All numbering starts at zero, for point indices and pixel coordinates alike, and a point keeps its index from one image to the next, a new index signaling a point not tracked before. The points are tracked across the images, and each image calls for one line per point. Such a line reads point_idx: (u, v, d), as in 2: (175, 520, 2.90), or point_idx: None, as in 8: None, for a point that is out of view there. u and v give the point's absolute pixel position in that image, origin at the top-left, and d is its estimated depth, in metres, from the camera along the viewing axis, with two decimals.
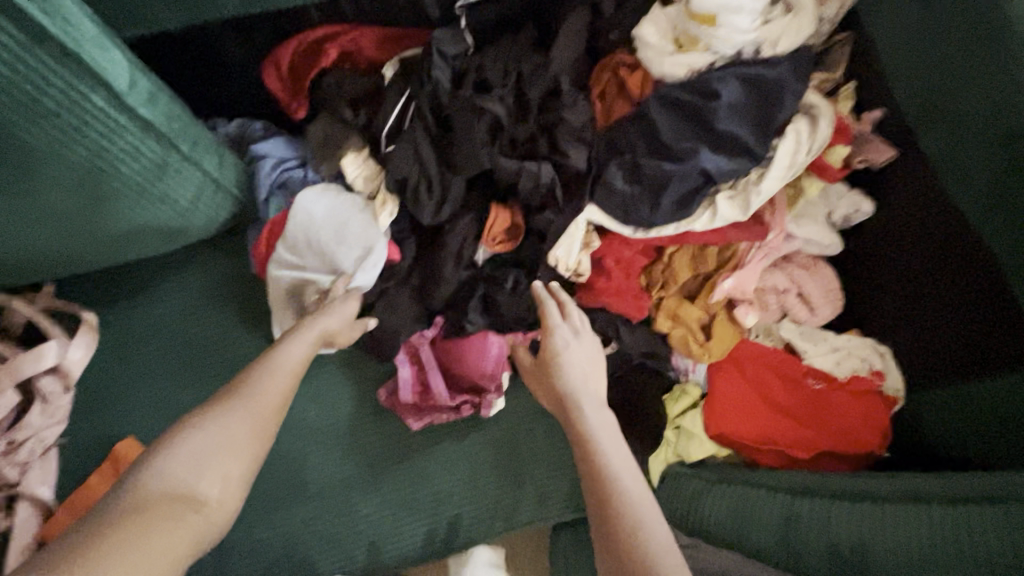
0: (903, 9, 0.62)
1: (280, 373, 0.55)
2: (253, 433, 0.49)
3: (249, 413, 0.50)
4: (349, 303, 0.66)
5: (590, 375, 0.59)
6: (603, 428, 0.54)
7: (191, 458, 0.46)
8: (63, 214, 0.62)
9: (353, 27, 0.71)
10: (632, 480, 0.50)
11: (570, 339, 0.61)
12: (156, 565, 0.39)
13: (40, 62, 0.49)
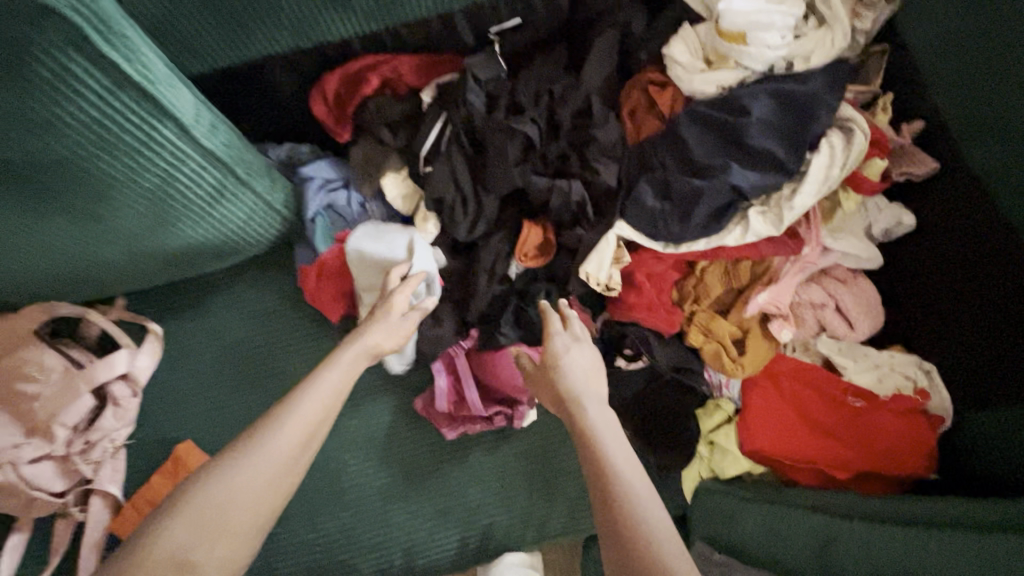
0: (944, 20, 0.61)
1: (317, 407, 0.56)
2: (279, 477, 0.52)
3: (280, 452, 0.53)
4: (400, 292, 0.64)
5: (593, 378, 0.58)
6: (606, 430, 0.52)
7: (223, 500, 0.49)
8: (131, 233, 0.68)
9: (393, 54, 0.74)
10: (637, 479, 0.47)
11: (571, 341, 0.61)
12: None
13: (118, 100, 0.54)
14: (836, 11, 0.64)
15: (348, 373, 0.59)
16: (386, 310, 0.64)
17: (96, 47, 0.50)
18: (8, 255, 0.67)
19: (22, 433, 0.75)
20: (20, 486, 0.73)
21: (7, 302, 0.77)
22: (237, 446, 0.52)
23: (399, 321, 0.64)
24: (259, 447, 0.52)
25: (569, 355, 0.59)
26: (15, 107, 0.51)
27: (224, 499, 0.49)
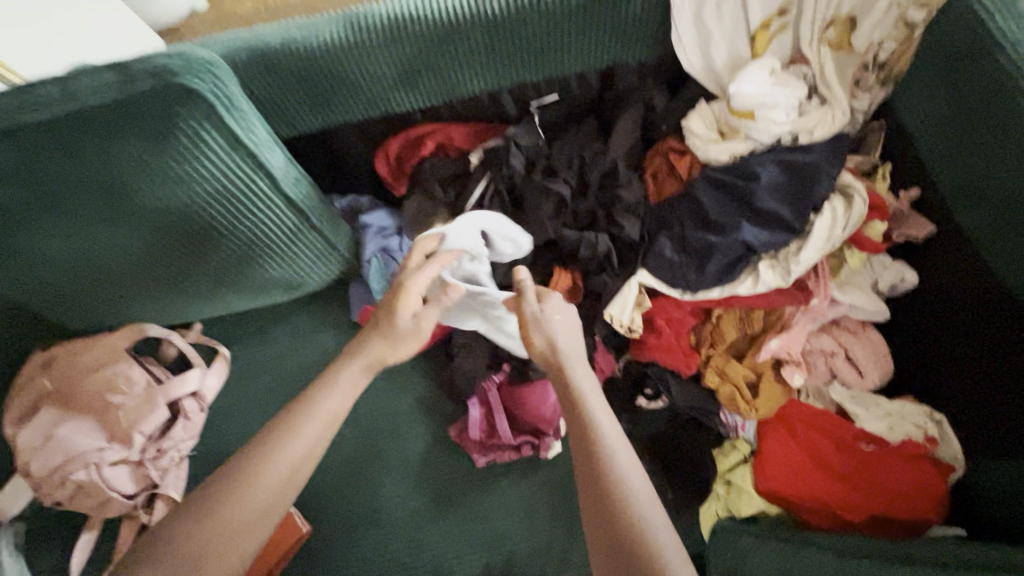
0: (929, 101, 0.69)
1: (305, 438, 0.57)
2: (262, 508, 0.54)
3: (264, 485, 0.54)
4: (406, 297, 0.66)
5: (574, 344, 0.61)
6: (589, 390, 0.57)
7: (210, 526, 0.52)
8: (220, 268, 0.79)
9: (447, 123, 0.87)
10: (619, 441, 0.52)
11: (556, 311, 0.63)
12: None
13: (232, 160, 0.67)
14: (836, 92, 0.73)
15: (348, 385, 0.62)
16: (389, 320, 0.66)
17: (221, 117, 0.63)
18: (117, 283, 0.79)
19: (105, 438, 0.84)
20: (98, 485, 0.82)
21: (106, 322, 0.90)
22: (223, 474, 0.55)
23: (406, 326, 0.66)
24: (245, 478, 0.54)
25: (557, 323, 0.62)
26: (152, 164, 0.63)
27: (209, 529, 0.51)
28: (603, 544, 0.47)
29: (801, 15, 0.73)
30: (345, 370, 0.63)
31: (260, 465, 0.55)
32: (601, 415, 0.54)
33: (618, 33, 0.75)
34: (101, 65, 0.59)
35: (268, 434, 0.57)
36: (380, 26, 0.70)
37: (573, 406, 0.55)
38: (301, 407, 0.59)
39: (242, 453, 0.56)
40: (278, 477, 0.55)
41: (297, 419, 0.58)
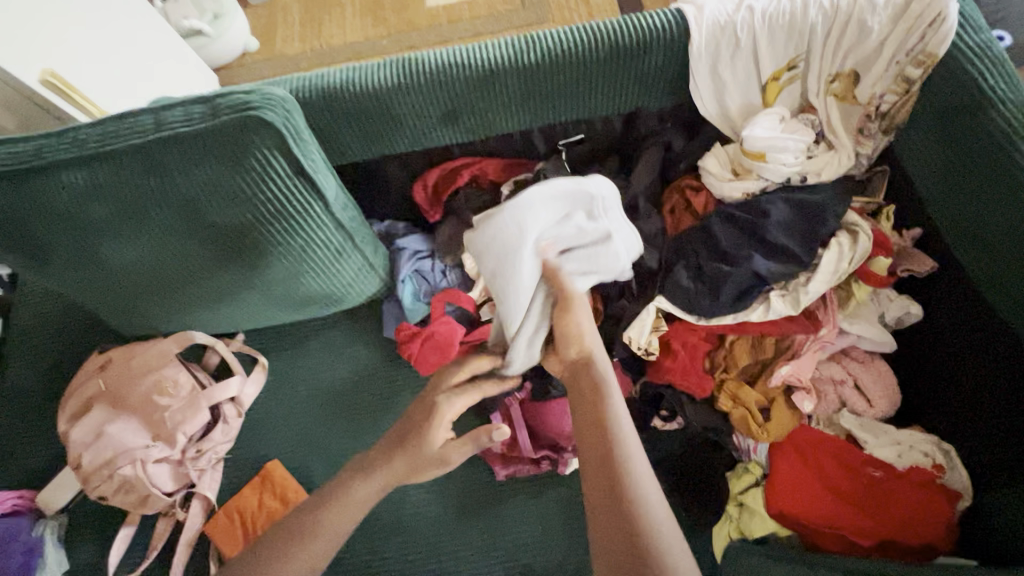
0: (928, 149, 0.75)
1: (327, 526, 0.63)
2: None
3: (291, 561, 0.62)
4: (433, 431, 0.64)
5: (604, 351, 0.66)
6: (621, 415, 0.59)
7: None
8: (270, 281, 0.87)
9: (482, 157, 0.95)
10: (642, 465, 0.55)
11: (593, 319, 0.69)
12: None
13: (295, 185, 0.74)
14: (843, 139, 0.80)
15: (375, 491, 0.64)
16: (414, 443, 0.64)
17: (291, 150, 0.71)
18: (177, 291, 0.86)
19: (150, 437, 0.90)
20: (141, 482, 0.87)
21: (159, 329, 0.97)
22: (263, 544, 0.63)
23: (431, 454, 0.64)
24: (275, 553, 0.62)
25: (590, 329, 0.67)
26: (226, 186, 0.70)
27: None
28: (611, 541, 0.51)
29: (809, 68, 0.79)
30: (371, 475, 0.64)
31: (288, 545, 0.62)
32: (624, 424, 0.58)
33: (641, 81, 0.83)
34: (192, 100, 0.68)
35: (301, 515, 0.64)
36: (430, 71, 0.79)
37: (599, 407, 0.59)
38: (331, 495, 0.64)
39: (280, 527, 0.64)
40: (301, 559, 0.62)
41: (325, 508, 0.64)
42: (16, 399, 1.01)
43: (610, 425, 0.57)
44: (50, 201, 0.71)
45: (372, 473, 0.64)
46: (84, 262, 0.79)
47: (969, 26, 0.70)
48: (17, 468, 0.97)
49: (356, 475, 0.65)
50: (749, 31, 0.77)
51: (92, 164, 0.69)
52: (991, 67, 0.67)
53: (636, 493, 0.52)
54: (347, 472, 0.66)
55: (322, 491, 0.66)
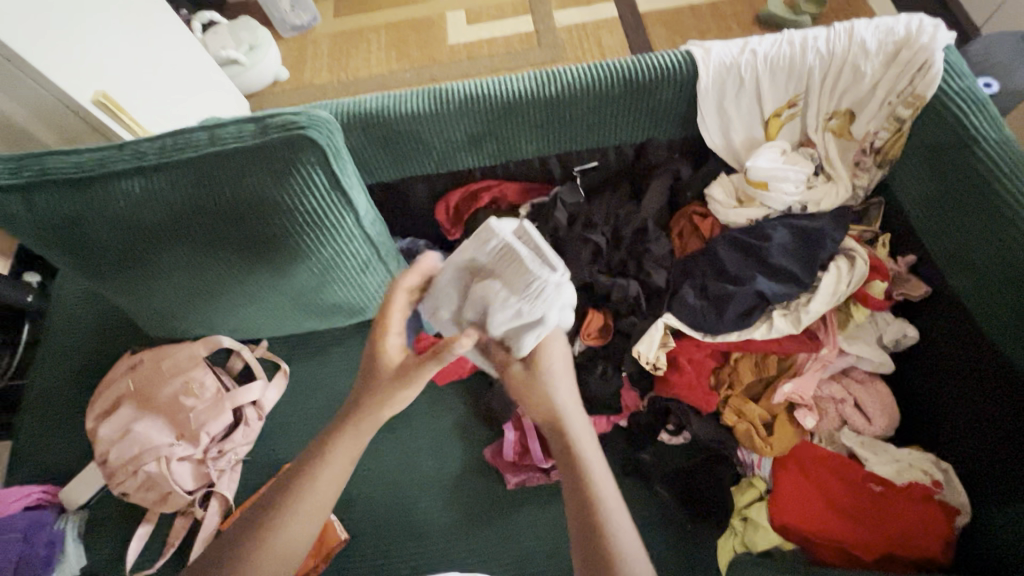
0: (918, 182, 0.80)
1: (298, 523, 0.59)
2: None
3: (264, 567, 0.57)
4: (388, 347, 0.65)
5: (572, 401, 0.66)
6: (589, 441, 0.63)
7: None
8: (299, 290, 0.92)
9: (502, 180, 1.01)
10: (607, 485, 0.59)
11: (558, 370, 0.67)
12: None
13: (332, 200, 0.80)
14: (840, 171, 0.86)
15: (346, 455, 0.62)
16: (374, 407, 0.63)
17: (332, 168, 0.77)
18: (211, 297, 0.92)
19: (175, 436, 0.94)
20: (163, 479, 0.90)
21: (190, 333, 1.02)
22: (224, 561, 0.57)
23: (393, 378, 0.63)
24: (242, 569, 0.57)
25: (562, 367, 0.68)
26: (269, 198, 0.76)
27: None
28: (582, 550, 0.55)
29: (807, 106, 0.86)
30: (333, 459, 0.62)
31: (253, 556, 0.57)
32: (601, 482, 0.59)
33: (652, 115, 0.89)
34: (243, 119, 0.75)
35: (260, 525, 0.59)
36: (457, 100, 0.86)
37: (573, 470, 0.60)
38: (291, 498, 0.60)
39: (234, 543, 0.59)
40: (276, 563, 0.58)
41: (288, 510, 0.59)
42: (55, 398, 1.07)
43: (587, 484, 0.59)
44: (107, 207, 0.77)
45: (334, 456, 0.62)
46: (130, 266, 0.85)
47: (954, 72, 0.77)
48: (50, 464, 1.01)
49: (311, 469, 0.61)
50: (752, 71, 0.84)
51: (149, 174, 0.75)
52: (974, 109, 0.74)
53: (616, 556, 0.53)
54: (299, 469, 0.61)
55: (275, 496, 0.61)
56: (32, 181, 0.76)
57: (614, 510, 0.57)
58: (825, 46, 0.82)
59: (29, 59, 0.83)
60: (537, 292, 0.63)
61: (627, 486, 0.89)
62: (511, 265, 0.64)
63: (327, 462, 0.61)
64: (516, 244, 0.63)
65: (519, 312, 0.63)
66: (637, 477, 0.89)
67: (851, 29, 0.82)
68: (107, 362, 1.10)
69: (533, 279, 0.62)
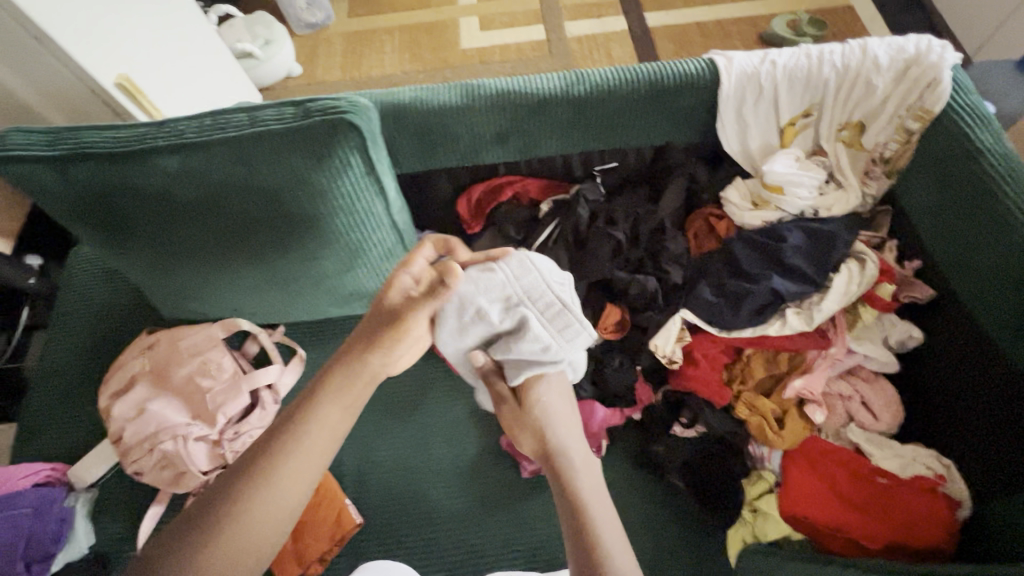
0: (925, 191, 0.85)
1: (295, 466, 0.64)
2: (271, 525, 0.61)
3: (285, 478, 0.63)
4: (394, 291, 0.72)
5: (562, 434, 0.74)
6: (581, 463, 0.71)
7: (223, 550, 0.58)
8: (324, 275, 0.93)
9: (524, 176, 1.04)
10: (597, 498, 0.66)
11: (547, 407, 0.76)
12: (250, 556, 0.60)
13: (366, 186, 0.82)
14: (850, 180, 0.91)
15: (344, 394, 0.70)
16: (362, 353, 0.71)
17: (369, 155, 0.79)
18: (235, 279, 0.92)
19: (190, 416, 0.94)
20: (180, 457, 0.90)
21: (207, 315, 1.03)
22: (216, 506, 0.61)
23: (386, 319, 0.72)
24: (241, 509, 0.60)
25: (554, 400, 0.77)
26: (306, 181, 0.78)
27: (226, 552, 0.58)
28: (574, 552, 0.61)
29: (821, 117, 0.91)
30: (324, 406, 0.68)
31: (270, 472, 0.63)
32: (588, 495, 0.66)
33: (673, 119, 0.93)
34: (283, 103, 0.77)
35: (252, 469, 0.63)
36: (488, 95, 0.88)
37: (566, 488, 0.68)
38: (285, 445, 0.65)
39: (226, 487, 0.62)
40: (273, 504, 0.62)
41: (282, 453, 0.64)
42: (64, 377, 1.05)
43: (578, 500, 0.66)
44: (144, 183, 0.78)
45: (323, 402, 0.68)
46: (158, 245, 0.85)
47: (960, 89, 0.82)
48: (58, 443, 1.00)
49: (302, 416, 0.67)
50: (772, 81, 0.88)
51: (187, 152, 0.76)
52: (979, 124, 0.79)
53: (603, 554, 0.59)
54: (290, 419, 0.67)
55: (266, 444, 0.65)
56: (69, 154, 0.76)
57: (602, 517, 0.64)
58: (840, 60, 0.86)
59: (56, 36, 0.85)
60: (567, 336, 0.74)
61: (640, 476, 0.91)
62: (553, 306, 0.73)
63: (317, 410, 0.67)
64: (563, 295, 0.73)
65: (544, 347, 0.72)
66: (650, 468, 0.91)
67: (865, 45, 0.86)
68: (119, 343, 1.09)
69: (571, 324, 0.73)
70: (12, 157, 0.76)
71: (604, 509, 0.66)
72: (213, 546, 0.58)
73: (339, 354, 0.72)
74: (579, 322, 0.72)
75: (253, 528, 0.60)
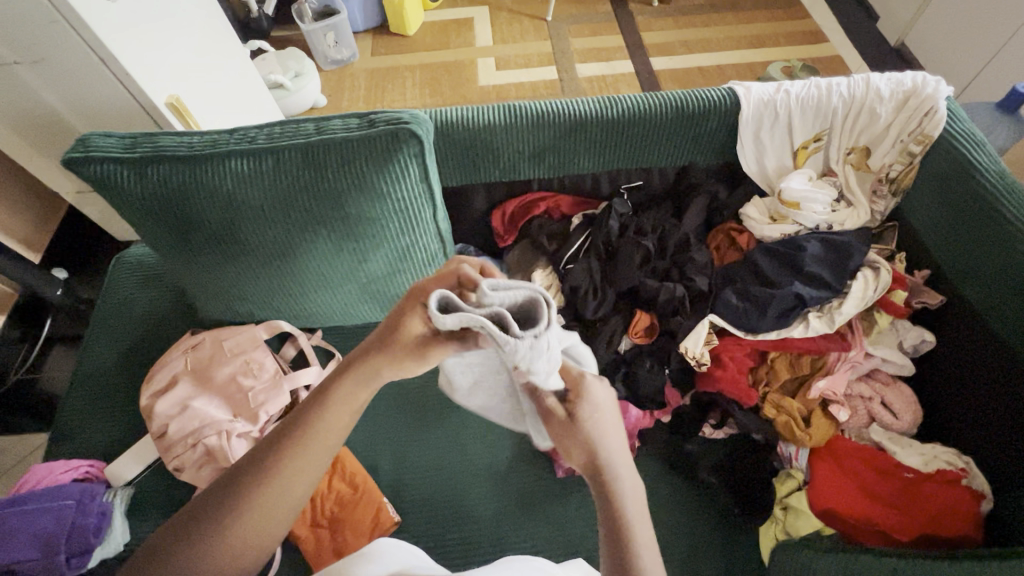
0: (930, 208, 0.93)
1: (292, 476, 0.63)
2: (268, 526, 0.63)
3: (293, 475, 0.63)
4: (414, 319, 0.64)
5: (618, 448, 0.59)
6: (630, 487, 0.58)
7: (210, 556, 0.60)
8: (371, 276, 0.99)
9: (556, 192, 1.10)
10: (645, 534, 0.56)
11: (602, 420, 0.60)
12: (241, 552, 0.62)
13: (420, 192, 0.89)
14: (859, 198, 0.99)
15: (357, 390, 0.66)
16: (372, 367, 0.66)
17: (426, 162, 0.86)
18: (286, 280, 0.97)
19: (231, 414, 0.96)
20: (221, 452, 0.91)
21: (251, 317, 1.07)
22: (227, 499, 0.62)
23: (412, 346, 0.64)
24: (233, 519, 0.61)
25: (605, 412, 0.60)
26: (369, 185, 0.84)
27: (216, 558, 0.60)
28: None
29: (831, 141, 1.00)
30: (329, 414, 0.64)
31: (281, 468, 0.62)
32: (641, 539, 0.55)
33: (697, 139, 1.02)
34: (349, 114, 0.85)
35: (265, 461, 0.63)
36: (529, 114, 0.96)
37: (614, 520, 0.56)
38: (288, 452, 0.63)
39: (224, 494, 0.62)
40: (269, 512, 0.62)
41: (289, 453, 0.63)
42: (100, 379, 1.07)
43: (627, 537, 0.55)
44: (214, 184, 0.83)
45: (328, 413, 0.65)
46: (218, 244, 0.90)
47: (955, 118, 0.91)
48: (93, 443, 1.01)
49: (313, 413, 0.64)
50: (786, 107, 0.97)
51: (259, 156, 0.83)
52: (974, 147, 0.88)
53: None
54: (299, 418, 0.65)
55: (272, 447, 0.64)
56: (146, 157, 0.82)
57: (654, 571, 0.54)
58: (847, 90, 0.96)
59: (120, 58, 0.92)
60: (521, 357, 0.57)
61: (671, 477, 0.94)
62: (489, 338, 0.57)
63: (322, 420, 0.64)
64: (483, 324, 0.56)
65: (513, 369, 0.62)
66: (681, 469, 0.94)
67: (868, 79, 0.96)
68: (156, 346, 1.11)
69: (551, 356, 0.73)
70: (92, 158, 0.81)
71: (653, 556, 0.55)
72: (203, 552, 0.60)
73: (348, 362, 0.66)
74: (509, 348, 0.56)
75: (248, 529, 0.62)
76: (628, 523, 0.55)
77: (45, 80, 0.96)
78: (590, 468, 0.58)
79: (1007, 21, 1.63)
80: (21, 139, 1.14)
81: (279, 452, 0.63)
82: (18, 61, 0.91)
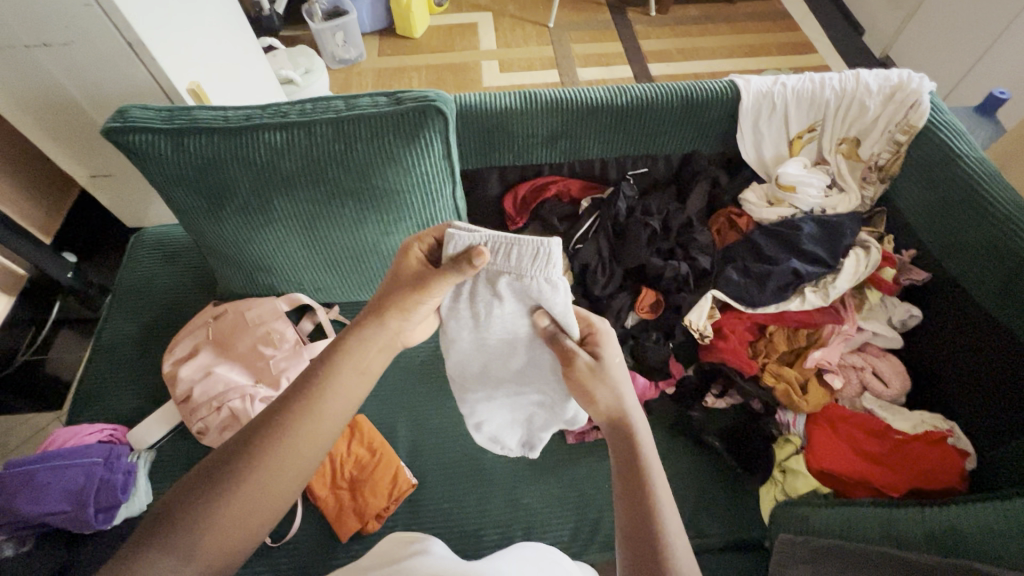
0: (916, 191, 1.00)
1: (301, 438, 0.59)
2: (275, 495, 0.58)
3: (303, 439, 0.59)
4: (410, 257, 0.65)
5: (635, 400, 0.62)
6: (646, 440, 0.59)
7: (216, 524, 0.54)
8: (391, 247, 1.04)
9: (562, 177, 1.15)
10: (660, 483, 0.56)
11: (618, 366, 0.64)
12: (242, 523, 0.56)
13: (442, 168, 0.94)
14: (850, 184, 1.06)
15: (357, 345, 0.64)
16: (379, 316, 0.65)
17: (450, 138, 0.92)
18: (312, 249, 1.02)
19: (253, 380, 0.99)
20: (243, 414, 0.94)
21: (272, 289, 1.11)
22: (233, 464, 0.57)
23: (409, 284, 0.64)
24: (238, 484, 0.56)
25: (619, 364, 0.64)
26: (397, 158, 0.89)
27: (226, 525, 0.55)
28: (633, 544, 0.52)
29: (824, 131, 1.06)
30: (342, 374, 0.62)
31: (291, 430, 0.59)
32: (655, 484, 0.55)
33: (698, 127, 1.08)
34: (377, 93, 0.90)
35: (273, 423, 0.59)
36: (543, 99, 1.02)
37: (631, 466, 0.57)
38: (298, 410, 0.60)
39: (226, 460, 0.57)
40: (282, 476, 0.58)
41: (298, 414, 0.59)
42: (121, 353, 1.09)
43: (642, 484, 0.55)
44: (249, 154, 0.87)
45: (340, 371, 0.63)
46: (250, 213, 0.94)
47: (936, 110, 0.99)
48: (114, 414, 1.03)
49: (322, 374, 0.62)
50: (783, 98, 1.04)
51: (291, 129, 0.86)
52: (956, 136, 0.95)
53: (664, 548, 0.51)
54: (310, 378, 0.62)
55: (278, 408, 0.60)
56: (184, 127, 0.85)
57: (669, 518, 0.53)
58: (839, 84, 1.03)
59: (147, 42, 0.95)
60: (546, 260, 0.60)
61: (677, 443, 0.99)
62: (516, 254, 0.61)
63: (334, 378, 0.62)
64: (505, 242, 0.61)
65: (536, 289, 0.62)
66: (686, 436, 0.99)
67: (858, 74, 1.03)
68: (175, 322, 1.13)
69: (533, 385, 0.75)
70: (131, 127, 0.83)
71: (670, 503, 0.55)
72: (209, 522, 0.54)
73: (347, 334, 0.65)
74: (538, 249, 0.60)
75: (253, 497, 0.56)
76: (646, 468, 0.56)
77: (71, 63, 0.99)
78: (614, 416, 0.60)
79: (987, 29, 1.73)
80: (35, 127, 1.16)
81: (292, 412, 0.60)
82: (46, 44, 0.95)
